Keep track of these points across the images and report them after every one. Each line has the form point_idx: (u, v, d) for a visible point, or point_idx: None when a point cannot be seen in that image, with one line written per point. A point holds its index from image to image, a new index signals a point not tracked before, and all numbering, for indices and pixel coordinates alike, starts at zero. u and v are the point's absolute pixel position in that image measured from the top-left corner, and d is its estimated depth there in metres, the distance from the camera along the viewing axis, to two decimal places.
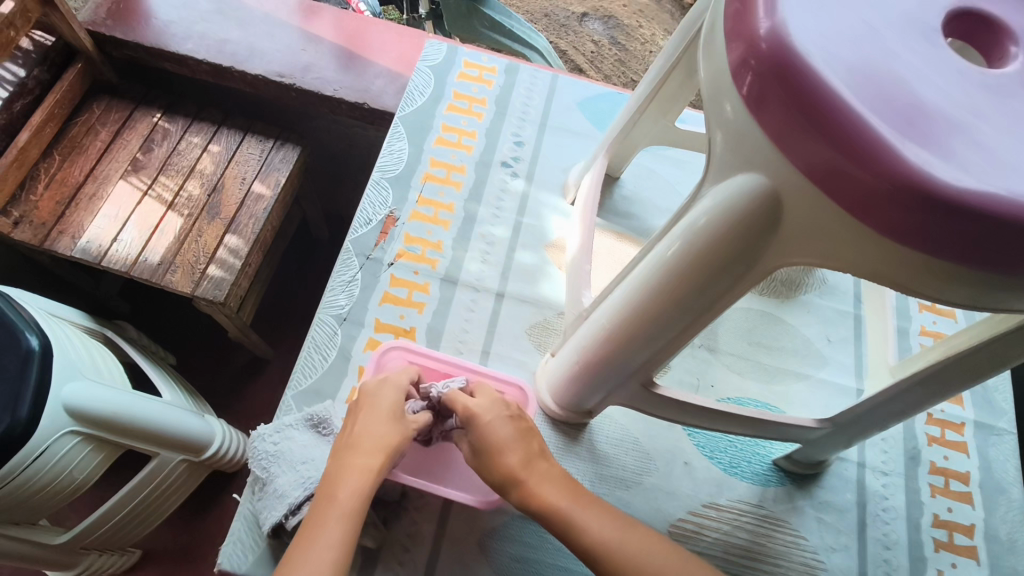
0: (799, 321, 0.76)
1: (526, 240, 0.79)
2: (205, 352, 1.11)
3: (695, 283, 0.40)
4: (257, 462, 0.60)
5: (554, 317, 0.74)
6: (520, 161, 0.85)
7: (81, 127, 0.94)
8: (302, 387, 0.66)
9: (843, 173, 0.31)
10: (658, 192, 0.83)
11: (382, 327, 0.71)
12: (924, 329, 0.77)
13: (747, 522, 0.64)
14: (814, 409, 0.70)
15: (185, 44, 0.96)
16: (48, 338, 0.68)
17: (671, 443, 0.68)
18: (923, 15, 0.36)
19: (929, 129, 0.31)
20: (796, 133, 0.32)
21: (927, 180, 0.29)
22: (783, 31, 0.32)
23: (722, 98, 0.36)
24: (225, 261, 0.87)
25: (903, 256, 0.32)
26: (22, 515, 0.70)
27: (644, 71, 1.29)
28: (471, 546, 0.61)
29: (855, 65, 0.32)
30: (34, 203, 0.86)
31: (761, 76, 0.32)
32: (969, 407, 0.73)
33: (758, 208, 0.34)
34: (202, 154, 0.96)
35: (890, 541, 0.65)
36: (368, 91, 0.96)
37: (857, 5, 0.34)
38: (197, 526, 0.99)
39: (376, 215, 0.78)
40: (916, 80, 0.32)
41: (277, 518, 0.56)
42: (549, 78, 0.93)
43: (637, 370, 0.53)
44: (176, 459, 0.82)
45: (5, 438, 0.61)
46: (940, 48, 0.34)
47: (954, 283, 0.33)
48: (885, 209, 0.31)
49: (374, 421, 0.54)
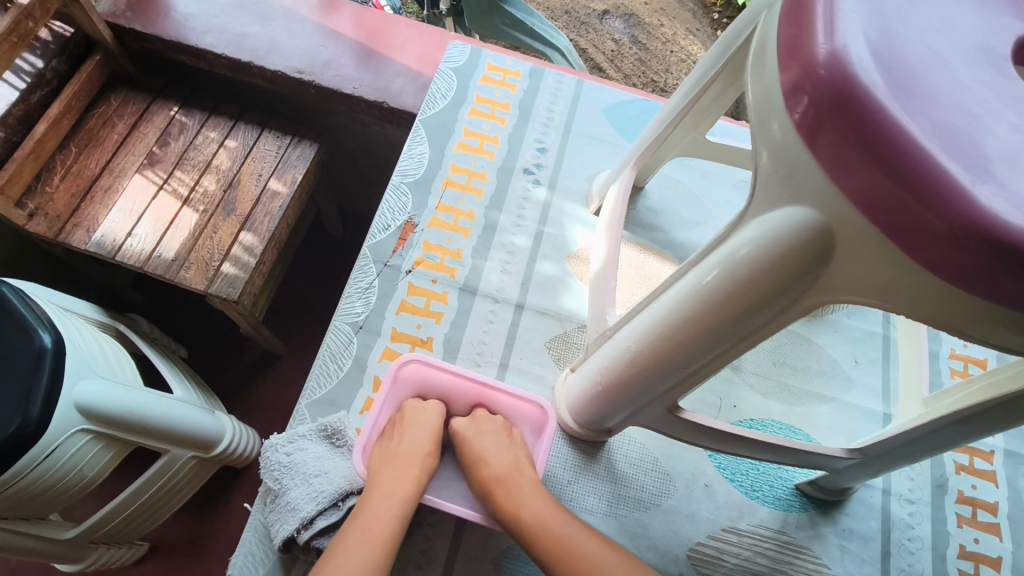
0: (825, 342, 0.74)
1: (547, 250, 0.77)
2: (216, 347, 1.10)
3: (732, 315, 0.38)
4: (269, 473, 0.58)
5: (575, 331, 0.72)
6: (543, 168, 0.83)
7: (97, 119, 0.93)
8: (317, 396, 0.65)
9: (905, 213, 0.29)
10: (683, 203, 0.82)
11: (399, 336, 0.69)
12: (955, 353, 0.75)
13: (768, 549, 0.63)
14: (839, 433, 0.69)
15: (205, 38, 0.95)
16: (61, 336, 0.67)
17: (691, 465, 0.66)
18: (990, 45, 0.34)
19: (1000, 167, 0.29)
20: (854, 166, 0.30)
21: (999, 224, 0.27)
22: (844, 55, 0.30)
23: (771, 117, 0.34)
24: (240, 259, 0.86)
25: (961, 302, 0.31)
26: (31, 511, 0.69)
27: (665, 72, 1.27)
28: (486, 565, 0.60)
29: (920, 97, 0.30)
30: (49, 195, 0.85)
31: (818, 103, 0.30)
32: (999, 434, 0.70)
33: (806, 244, 0.33)
34: (218, 149, 0.95)
35: (915, 572, 0.63)
36: (388, 89, 0.94)
37: (923, 32, 0.33)
38: (205, 524, 0.99)
39: (395, 221, 0.76)
40: (986, 116, 0.30)
41: (288, 531, 0.55)
42: (575, 82, 0.91)
43: (663, 395, 0.51)
44: (186, 457, 0.81)
45: (15, 439, 0.60)
46: (1011, 80, 0.32)
47: (1012, 331, 0.31)
48: (949, 253, 0.29)
49: (415, 436, 0.57)
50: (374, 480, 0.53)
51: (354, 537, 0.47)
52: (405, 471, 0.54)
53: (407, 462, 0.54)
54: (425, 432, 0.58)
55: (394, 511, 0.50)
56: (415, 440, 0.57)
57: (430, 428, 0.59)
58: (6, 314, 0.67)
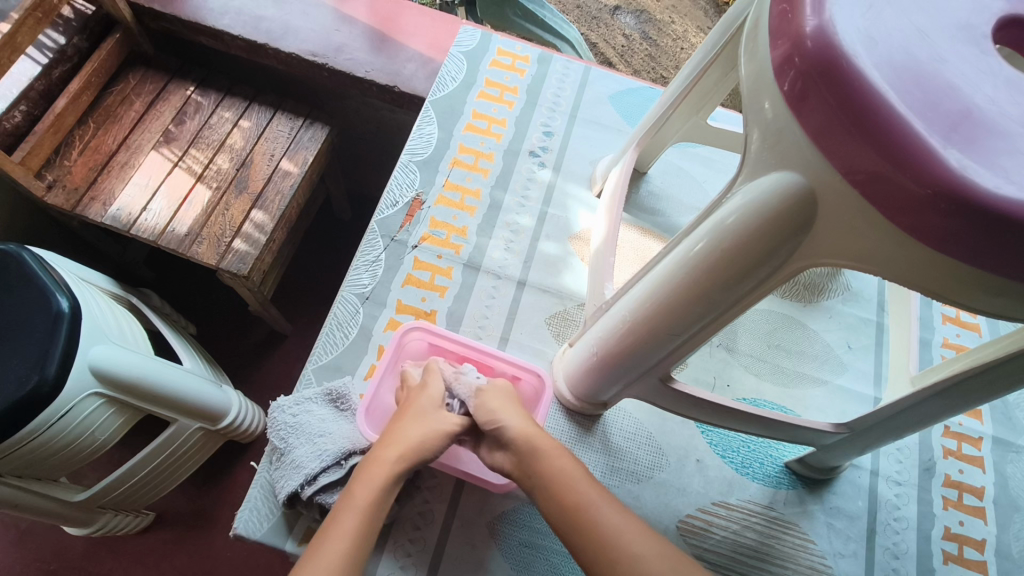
0: (820, 326, 0.76)
1: (550, 230, 0.79)
2: (225, 324, 1.13)
3: (721, 281, 0.40)
4: (276, 432, 0.61)
5: (574, 308, 0.74)
6: (548, 152, 0.85)
7: (116, 97, 0.95)
8: (323, 361, 0.67)
9: (883, 178, 0.31)
10: (684, 190, 0.83)
11: (403, 308, 0.71)
12: (947, 342, 0.76)
13: (756, 523, 0.65)
14: (829, 414, 0.70)
15: (222, 19, 0.97)
16: (78, 302, 0.69)
17: (684, 440, 0.68)
18: (971, 23, 0.35)
19: (974, 136, 0.31)
20: (838, 135, 0.31)
21: (969, 186, 0.29)
22: (830, 29, 0.32)
23: (762, 95, 0.36)
24: (251, 236, 0.88)
25: (940, 266, 0.32)
26: (45, 471, 0.71)
27: (674, 68, 1.28)
28: (481, 528, 0.62)
29: (902, 68, 0.32)
30: (68, 168, 0.88)
31: (805, 74, 0.32)
32: (988, 422, 0.72)
33: (792, 208, 0.34)
34: (232, 129, 0.97)
35: (900, 550, 0.64)
36: (399, 73, 0.96)
37: (908, 9, 0.34)
38: (209, 494, 1.01)
39: (402, 198, 0.79)
40: (964, 85, 0.32)
41: (293, 487, 0.57)
42: (582, 70, 0.93)
43: (657, 365, 0.53)
44: (193, 427, 0.83)
45: (32, 397, 0.62)
46: (990, 56, 0.34)
47: (987, 293, 0.33)
48: (924, 215, 0.30)
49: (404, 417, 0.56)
50: (361, 463, 0.52)
51: (335, 530, 0.47)
52: (390, 454, 0.52)
53: (396, 444, 0.53)
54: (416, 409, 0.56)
55: (371, 496, 0.49)
56: (409, 422, 0.55)
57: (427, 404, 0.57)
58: (25, 279, 0.70)
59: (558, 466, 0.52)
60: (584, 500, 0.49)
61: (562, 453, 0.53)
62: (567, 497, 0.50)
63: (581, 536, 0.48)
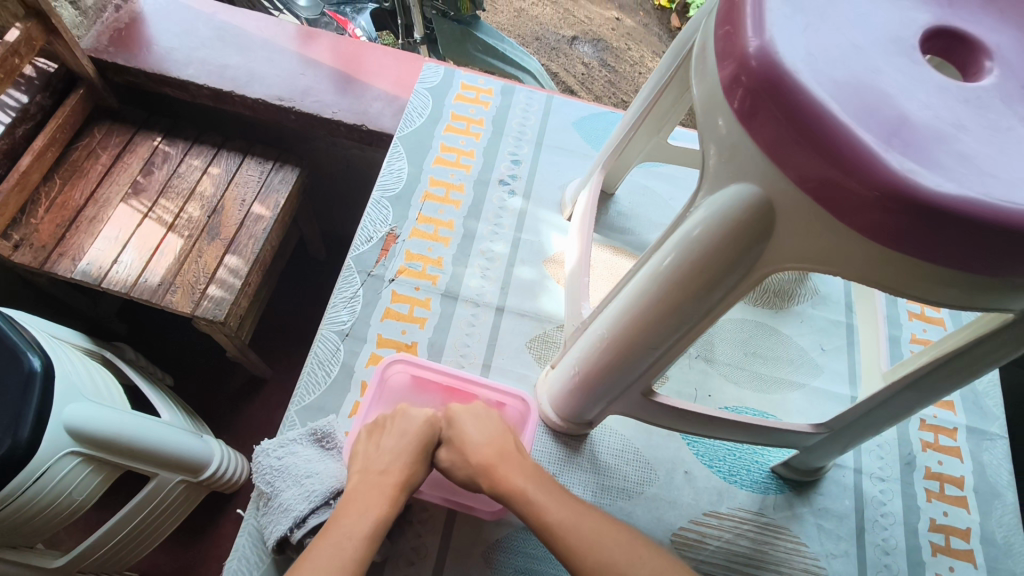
0: (793, 331, 0.78)
1: (525, 255, 0.81)
2: (202, 374, 1.11)
3: (691, 292, 0.41)
4: (262, 477, 0.60)
5: (554, 330, 0.75)
6: (517, 179, 0.87)
7: (81, 152, 0.95)
8: (306, 402, 0.67)
9: (833, 184, 0.32)
10: (651, 208, 0.86)
11: (384, 342, 0.72)
12: (914, 337, 0.79)
13: (748, 530, 0.65)
14: (810, 416, 0.72)
15: (187, 70, 0.98)
16: (50, 361, 0.68)
17: (672, 453, 0.69)
18: (901, 35, 0.38)
19: (914, 140, 0.33)
20: (788, 146, 0.33)
21: (912, 185, 0.31)
22: (772, 48, 0.34)
23: (715, 114, 0.38)
24: (225, 281, 0.88)
25: (899, 263, 0.34)
26: (20, 537, 0.68)
27: (633, 92, 1.33)
28: (476, 559, 0.61)
29: (843, 81, 0.34)
30: (35, 226, 0.87)
31: (753, 92, 0.34)
32: (961, 412, 0.74)
33: (750, 216, 0.36)
34: (202, 176, 0.97)
35: (889, 546, 0.65)
36: (366, 113, 0.97)
37: (842, 26, 0.37)
38: (195, 548, 0.98)
39: (377, 233, 0.80)
40: (900, 94, 0.34)
41: (282, 531, 0.56)
42: (545, 99, 0.96)
43: (638, 379, 0.54)
44: (175, 480, 0.81)
45: (4, 462, 0.60)
46: (920, 65, 0.36)
47: (943, 284, 0.34)
48: (874, 215, 0.32)
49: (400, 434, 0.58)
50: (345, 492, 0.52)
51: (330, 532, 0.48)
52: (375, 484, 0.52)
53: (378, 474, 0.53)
54: (410, 430, 0.59)
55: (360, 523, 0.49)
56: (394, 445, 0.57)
57: (418, 428, 0.60)
58: None
59: (547, 497, 0.52)
60: (568, 523, 0.50)
61: (555, 485, 0.54)
62: (554, 522, 0.50)
63: (574, 560, 0.49)
